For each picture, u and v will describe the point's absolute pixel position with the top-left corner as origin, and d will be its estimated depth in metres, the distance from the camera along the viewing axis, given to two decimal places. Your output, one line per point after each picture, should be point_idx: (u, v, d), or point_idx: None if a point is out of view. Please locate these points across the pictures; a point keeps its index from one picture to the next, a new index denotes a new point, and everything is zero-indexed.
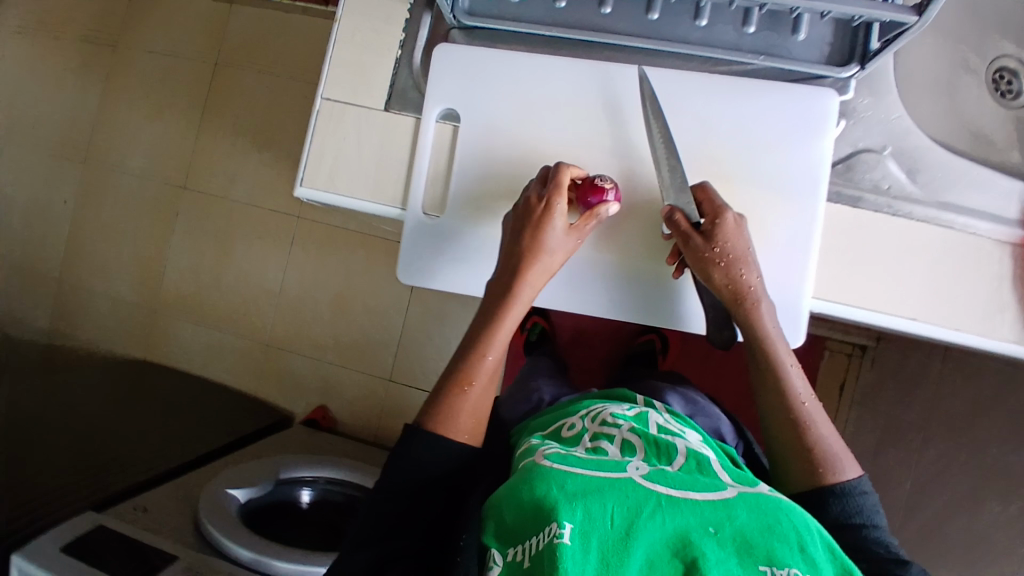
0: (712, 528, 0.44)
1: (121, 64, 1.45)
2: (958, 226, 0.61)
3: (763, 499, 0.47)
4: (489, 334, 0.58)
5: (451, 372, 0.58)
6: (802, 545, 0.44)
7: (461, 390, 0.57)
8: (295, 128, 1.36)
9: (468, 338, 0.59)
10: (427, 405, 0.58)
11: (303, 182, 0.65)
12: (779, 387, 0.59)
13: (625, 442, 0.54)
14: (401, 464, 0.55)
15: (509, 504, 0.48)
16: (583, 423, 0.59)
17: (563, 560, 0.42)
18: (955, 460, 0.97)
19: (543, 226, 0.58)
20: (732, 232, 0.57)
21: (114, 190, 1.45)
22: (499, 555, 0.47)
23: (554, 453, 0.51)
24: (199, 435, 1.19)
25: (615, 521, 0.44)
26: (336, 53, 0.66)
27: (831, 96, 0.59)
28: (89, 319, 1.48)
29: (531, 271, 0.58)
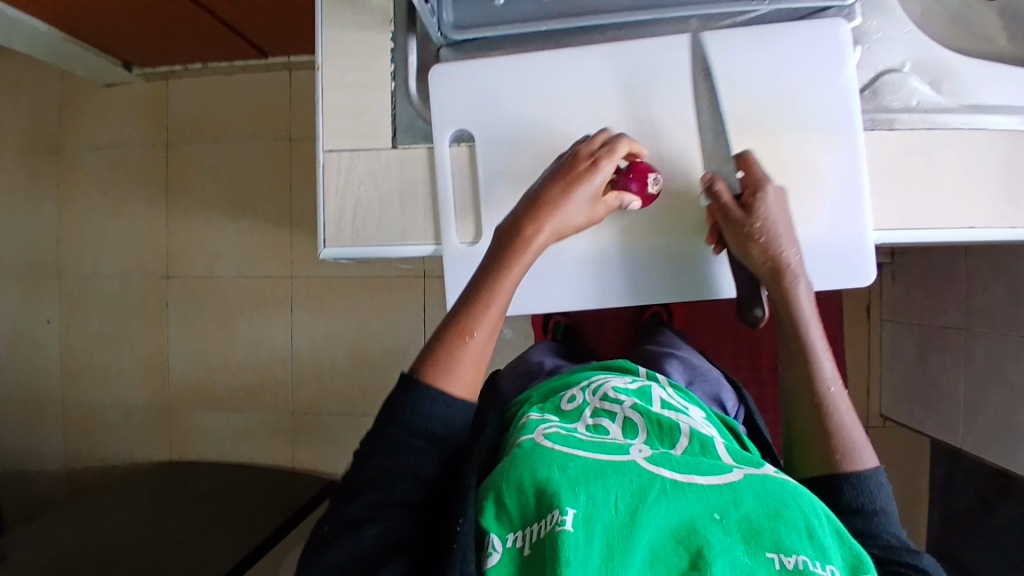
0: (718, 515, 0.40)
1: (70, 169, 1.38)
2: (994, 127, 0.59)
3: (772, 481, 0.42)
4: (494, 284, 0.51)
5: (450, 321, 0.51)
6: (812, 529, 0.39)
7: (462, 340, 0.49)
8: (268, 190, 1.31)
9: (469, 289, 0.52)
10: (424, 353, 0.50)
11: (327, 243, 0.62)
12: (805, 365, 0.54)
13: (626, 422, 0.49)
14: (400, 422, 0.47)
15: (506, 489, 0.42)
16: (584, 394, 0.53)
17: (566, 548, 0.37)
18: (1006, 352, 0.95)
19: (576, 183, 0.54)
20: (773, 205, 0.55)
21: (97, 297, 1.39)
22: (499, 541, 0.42)
23: (555, 433, 0.45)
24: (253, 525, 1.14)
25: (619, 506, 0.40)
26: (328, 102, 0.63)
27: (842, 26, 0.58)
28: (103, 436, 1.41)
29: (547, 223, 0.53)
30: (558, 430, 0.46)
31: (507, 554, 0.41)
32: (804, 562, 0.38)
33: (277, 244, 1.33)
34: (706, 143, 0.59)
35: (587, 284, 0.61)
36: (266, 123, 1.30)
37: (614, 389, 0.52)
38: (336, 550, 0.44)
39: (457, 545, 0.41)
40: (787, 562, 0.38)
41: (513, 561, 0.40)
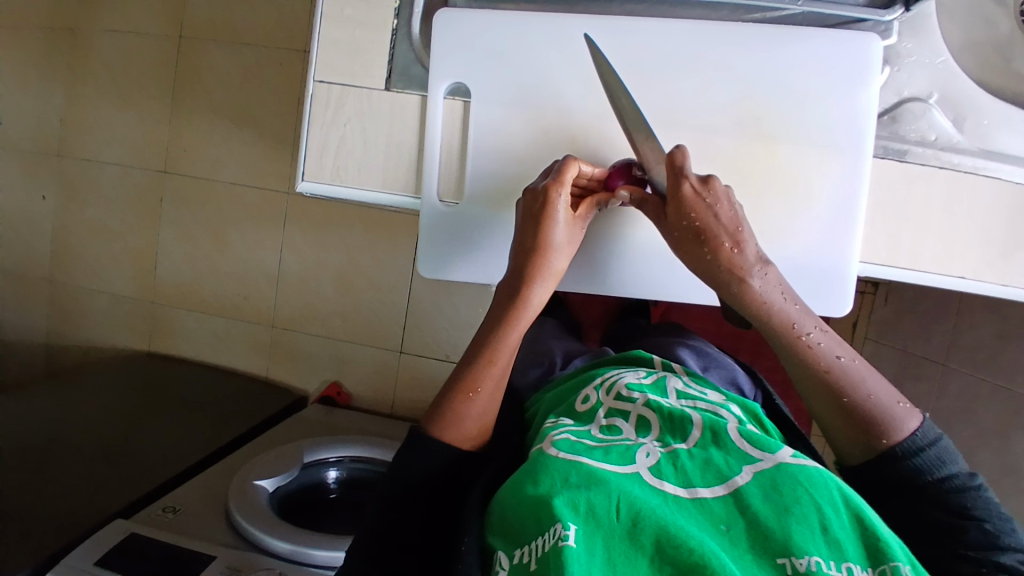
0: (724, 526, 0.40)
1: (78, 47, 1.35)
2: (1005, 175, 0.56)
3: (783, 474, 0.42)
4: (499, 338, 0.54)
5: (455, 378, 0.54)
6: (825, 524, 0.39)
7: (467, 396, 0.53)
8: (274, 103, 1.28)
9: (474, 345, 0.55)
10: (431, 409, 0.54)
11: (305, 177, 0.60)
12: (801, 360, 0.52)
13: (640, 420, 0.49)
14: (408, 467, 0.51)
15: (511, 499, 0.43)
16: (598, 394, 0.54)
17: (569, 562, 0.36)
18: (979, 395, 0.95)
19: (546, 221, 0.53)
20: (694, 205, 0.51)
21: (93, 183, 1.38)
22: (505, 559, 0.41)
23: (563, 440, 0.46)
24: (218, 429, 1.18)
25: (621, 515, 0.39)
26: (324, 31, 0.60)
27: (874, 41, 0.55)
28: (87, 318, 1.43)
29: (540, 273, 0.54)
30: (567, 438, 0.47)
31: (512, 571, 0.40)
32: (817, 563, 0.37)
33: (277, 160, 1.31)
34: (704, 142, 0.56)
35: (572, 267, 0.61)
36: (280, 31, 1.25)
37: (627, 387, 0.53)
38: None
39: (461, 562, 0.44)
40: (800, 564, 0.37)
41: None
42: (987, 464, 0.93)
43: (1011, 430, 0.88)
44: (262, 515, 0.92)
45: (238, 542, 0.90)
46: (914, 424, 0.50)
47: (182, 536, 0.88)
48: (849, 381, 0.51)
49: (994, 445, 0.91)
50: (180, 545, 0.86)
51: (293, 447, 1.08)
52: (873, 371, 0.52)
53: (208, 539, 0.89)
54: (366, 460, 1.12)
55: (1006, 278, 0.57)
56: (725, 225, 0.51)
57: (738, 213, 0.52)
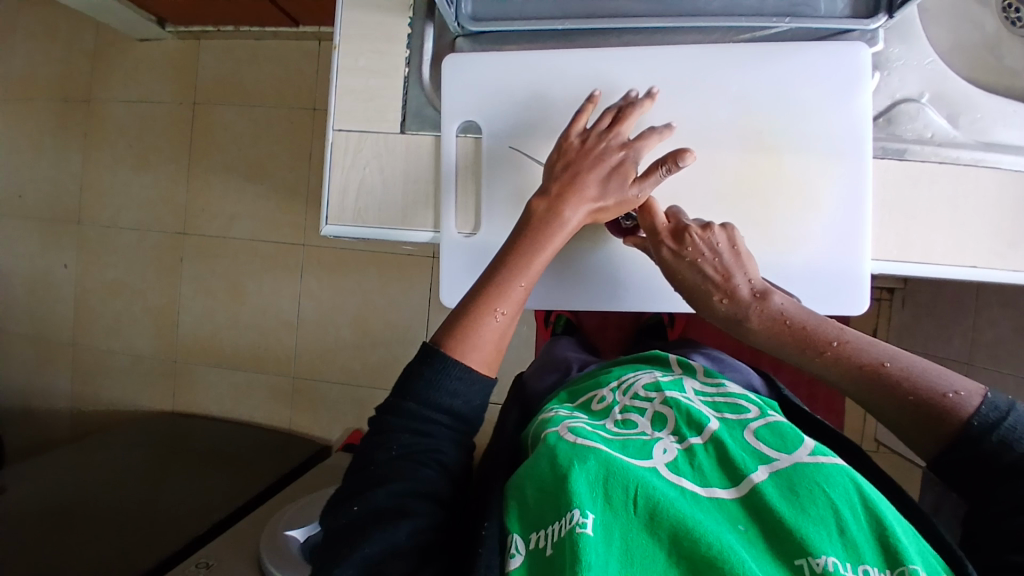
0: (743, 526, 0.40)
1: (97, 120, 1.41)
2: (1005, 165, 0.58)
3: (799, 473, 0.42)
4: (528, 259, 0.51)
5: (477, 296, 0.50)
6: (842, 526, 0.39)
7: (490, 313, 0.49)
8: (287, 158, 1.33)
9: (495, 263, 0.51)
10: (445, 326, 0.49)
11: (329, 220, 0.63)
12: (834, 355, 0.50)
13: (655, 415, 0.50)
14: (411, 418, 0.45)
15: (529, 483, 0.44)
16: (614, 394, 0.55)
17: (586, 552, 0.37)
18: (1006, 391, 0.94)
19: (580, 162, 0.54)
20: (681, 266, 0.56)
21: (114, 247, 1.42)
22: (521, 542, 0.42)
23: (580, 427, 0.47)
24: (243, 483, 1.17)
25: (639, 508, 0.40)
26: (341, 82, 0.64)
27: (862, 50, 0.57)
28: (110, 381, 1.45)
29: (575, 192, 0.53)
30: (581, 426, 0.48)
31: (528, 557, 0.41)
32: (833, 564, 0.37)
33: (291, 212, 1.35)
34: (708, 157, 0.59)
35: (585, 284, 0.63)
36: (289, 91, 1.31)
37: (644, 387, 0.54)
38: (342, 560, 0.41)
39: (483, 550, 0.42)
40: (816, 565, 0.37)
41: (532, 562, 0.40)
42: None
43: None
44: (294, 564, 0.91)
45: None
46: (977, 400, 0.45)
47: None
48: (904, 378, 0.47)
49: None
50: None
51: (321, 495, 1.08)
52: (916, 357, 0.49)
53: None
54: None
55: (1017, 264, 0.58)
56: (710, 276, 0.55)
57: (724, 261, 0.55)
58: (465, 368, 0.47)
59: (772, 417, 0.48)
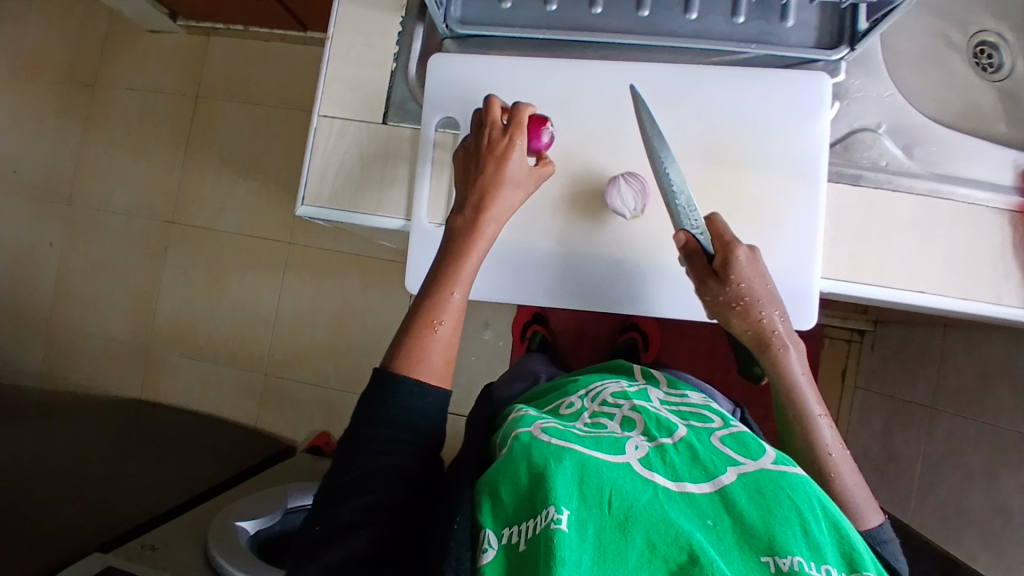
0: (711, 521, 0.41)
1: (98, 103, 1.44)
2: (958, 198, 0.61)
3: (766, 477, 0.43)
4: (454, 270, 0.54)
5: (414, 313, 0.53)
6: (806, 527, 0.39)
7: (429, 329, 0.51)
8: (281, 157, 1.35)
9: (430, 279, 0.54)
10: (391, 346, 0.52)
11: (305, 200, 0.65)
12: (805, 435, 0.56)
13: (625, 418, 0.51)
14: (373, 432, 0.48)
15: (503, 484, 0.43)
16: (582, 401, 0.56)
17: (560, 548, 0.37)
18: (965, 435, 0.95)
19: (502, 160, 0.55)
20: (746, 267, 0.55)
21: (100, 230, 1.43)
22: (494, 537, 0.42)
23: (551, 427, 0.47)
24: (203, 472, 1.16)
25: (613, 508, 0.40)
26: (331, 71, 0.66)
27: (824, 79, 0.60)
28: (81, 362, 1.44)
29: (495, 206, 0.55)
30: (554, 426, 0.48)
31: (502, 550, 0.41)
32: (799, 563, 0.37)
33: (280, 210, 1.36)
34: None
35: (543, 282, 0.63)
36: (289, 92, 1.35)
37: (612, 395, 0.56)
38: (331, 552, 0.45)
39: (452, 541, 0.43)
40: (783, 563, 0.38)
41: (505, 558, 0.41)
42: (976, 505, 0.91)
43: (1000, 466, 0.88)
44: (243, 555, 0.90)
45: None
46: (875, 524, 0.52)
47: (157, 570, 0.84)
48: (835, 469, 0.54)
49: (984, 483, 0.90)
50: None
51: (278, 490, 1.07)
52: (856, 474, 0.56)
53: None
54: None
55: (968, 294, 0.60)
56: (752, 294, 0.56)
57: (760, 291, 0.56)
58: (416, 383, 0.49)
59: (735, 428, 0.49)
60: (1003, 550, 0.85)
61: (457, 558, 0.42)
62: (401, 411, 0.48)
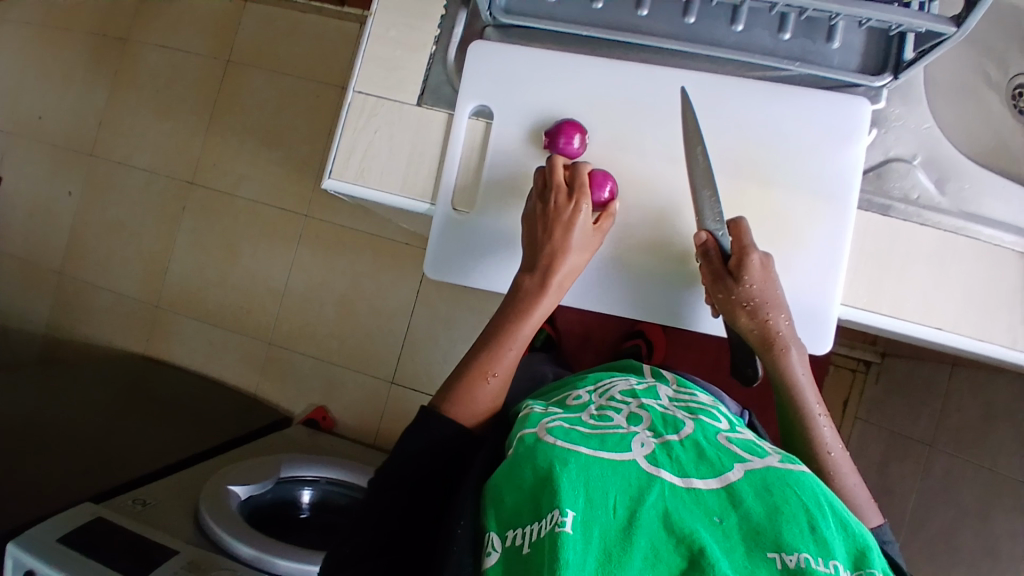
0: (717, 518, 0.40)
1: (131, 59, 1.44)
2: (984, 238, 0.60)
3: (773, 476, 0.42)
4: (516, 319, 0.58)
5: (471, 363, 0.58)
6: (813, 524, 0.39)
7: (483, 380, 0.57)
8: (305, 131, 1.35)
9: (491, 331, 0.59)
10: (444, 391, 0.58)
11: (331, 174, 0.65)
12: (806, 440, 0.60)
13: (631, 413, 0.50)
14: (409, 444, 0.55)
15: (507, 488, 0.44)
16: (590, 395, 0.56)
17: (565, 549, 0.37)
18: (964, 476, 0.94)
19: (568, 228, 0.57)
20: (759, 273, 0.57)
21: (120, 185, 1.44)
22: (497, 541, 0.42)
23: (558, 428, 0.47)
24: (199, 433, 1.16)
25: (618, 510, 0.40)
26: (369, 48, 0.66)
27: (864, 104, 0.60)
28: (89, 314, 1.45)
29: (556, 277, 0.58)
30: (560, 426, 0.47)
31: (503, 554, 0.41)
32: (805, 560, 0.37)
33: (299, 182, 1.36)
34: None
35: None
36: (320, 66, 1.35)
37: (620, 392, 0.55)
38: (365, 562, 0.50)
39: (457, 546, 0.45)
40: (789, 560, 0.37)
41: (507, 561, 0.41)
42: (968, 548, 0.90)
43: (995, 511, 0.87)
44: (232, 520, 0.90)
45: (202, 543, 0.88)
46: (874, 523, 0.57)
47: (147, 526, 0.85)
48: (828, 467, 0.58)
49: (977, 526, 0.89)
50: (145, 535, 0.83)
51: (272, 459, 1.07)
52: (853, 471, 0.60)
53: (174, 535, 0.86)
54: (340, 483, 1.10)
55: (983, 335, 0.59)
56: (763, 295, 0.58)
57: (770, 293, 0.58)
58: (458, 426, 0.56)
59: (741, 432, 0.49)
60: None
61: (461, 559, 0.44)
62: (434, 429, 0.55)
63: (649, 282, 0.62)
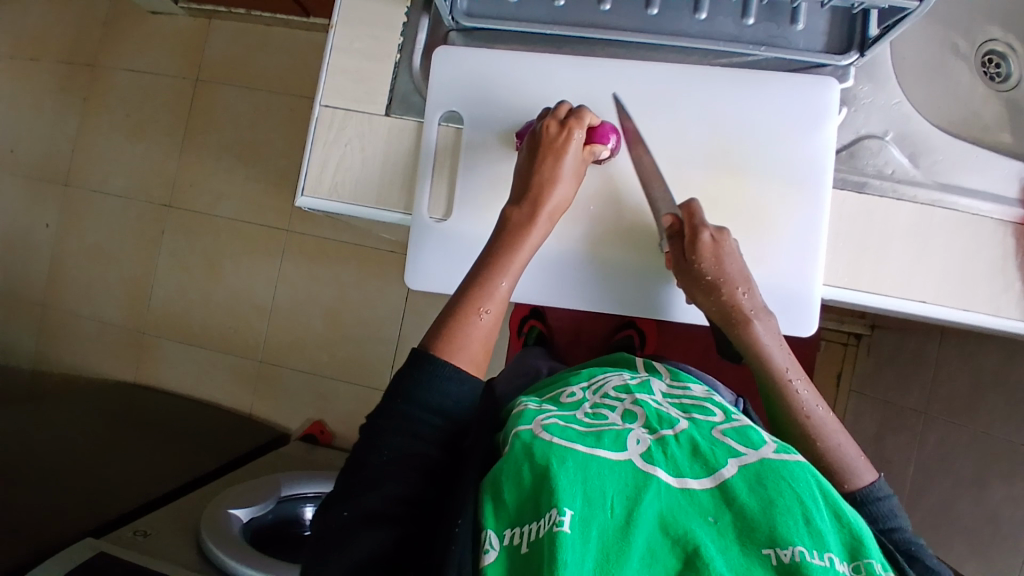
0: (712, 517, 0.40)
1: (99, 84, 1.42)
2: (961, 207, 0.61)
3: (767, 468, 0.42)
4: (508, 257, 0.56)
5: (462, 296, 0.55)
6: (807, 516, 0.39)
7: (475, 316, 0.54)
8: (281, 145, 1.34)
9: (483, 261, 0.56)
10: (435, 327, 0.54)
11: (304, 192, 0.64)
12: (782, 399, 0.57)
13: (626, 411, 0.50)
14: (407, 415, 0.50)
15: (506, 481, 0.43)
16: (584, 393, 0.56)
17: (563, 549, 0.37)
18: (958, 443, 0.95)
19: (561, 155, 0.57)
20: (710, 251, 0.57)
21: (97, 212, 1.42)
22: (495, 539, 0.42)
23: (554, 425, 0.46)
24: (196, 457, 1.15)
25: (616, 509, 0.40)
26: (334, 61, 0.66)
27: (831, 85, 0.60)
28: (76, 345, 1.43)
29: (547, 202, 0.57)
30: (556, 423, 0.47)
31: (503, 553, 0.41)
32: (800, 554, 0.37)
33: (279, 197, 1.35)
34: (674, 170, 0.61)
35: (543, 281, 0.62)
36: (291, 79, 1.34)
37: (614, 388, 0.55)
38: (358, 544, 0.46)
39: (455, 546, 0.43)
40: (784, 555, 0.38)
41: (507, 558, 0.40)
42: (967, 514, 0.91)
43: (991, 476, 0.88)
44: (234, 544, 0.90)
45: (206, 569, 0.87)
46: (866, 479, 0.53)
47: (149, 558, 0.84)
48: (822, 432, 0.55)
49: (975, 492, 0.90)
50: (148, 567, 0.83)
51: (271, 479, 1.07)
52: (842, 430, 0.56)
53: (177, 564, 0.86)
54: None
55: (967, 304, 0.59)
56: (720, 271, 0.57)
57: (728, 268, 0.57)
58: (454, 368, 0.52)
59: (737, 421, 0.48)
60: (994, 560, 0.86)
61: (460, 561, 0.42)
62: (434, 395, 0.50)
63: (630, 276, 0.62)
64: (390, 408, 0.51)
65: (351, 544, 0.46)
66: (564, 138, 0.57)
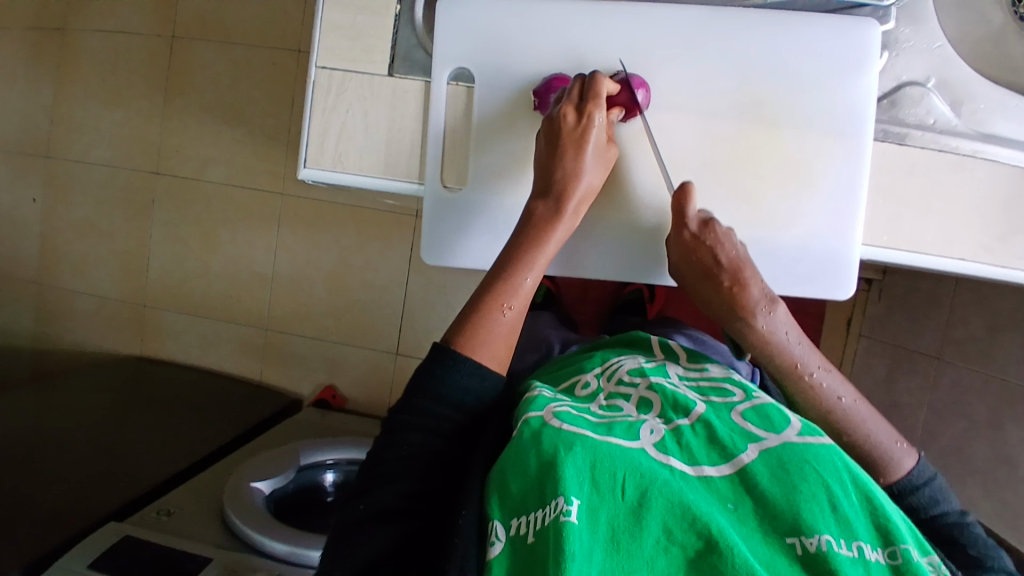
0: (732, 505, 0.40)
1: (68, 47, 1.33)
2: (1003, 158, 0.57)
3: (789, 452, 0.41)
4: (528, 252, 0.53)
5: (483, 292, 0.52)
6: (835, 503, 0.39)
7: (499, 311, 0.51)
8: (266, 104, 1.27)
9: (502, 258, 0.53)
10: (456, 323, 0.52)
11: (306, 163, 0.60)
12: (807, 395, 0.57)
13: (642, 399, 0.48)
14: (425, 409, 0.49)
15: (512, 473, 0.42)
16: (599, 380, 0.54)
17: (570, 539, 0.37)
18: (971, 387, 0.96)
19: (583, 143, 0.53)
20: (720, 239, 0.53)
21: (81, 183, 1.36)
22: (501, 529, 0.41)
23: (565, 412, 0.45)
24: (210, 429, 1.15)
25: (627, 494, 0.39)
26: (327, 16, 0.60)
27: (872, 28, 0.56)
28: (75, 322, 1.41)
29: (572, 198, 0.53)
30: (567, 410, 0.46)
31: (509, 543, 0.40)
32: (827, 543, 0.37)
33: (269, 160, 1.30)
34: (705, 122, 0.57)
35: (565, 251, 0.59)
36: (272, 31, 1.25)
37: (628, 371, 0.52)
38: (370, 539, 0.46)
39: (459, 538, 0.42)
40: (810, 543, 0.37)
41: (513, 549, 0.40)
42: (979, 455, 0.93)
43: (1006, 420, 0.89)
44: (257, 515, 0.90)
45: (234, 543, 0.89)
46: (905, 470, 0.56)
47: (177, 538, 0.85)
48: (849, 423, 0.56)
49: (989, 435, 0.91)
50: (177, 547, 0.84)
51: (288, 448, 1.07)
52: (869, 410, 0.57)
53: (204, 542, 0.87)
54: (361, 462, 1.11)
55: (1005, 260, 0.57)
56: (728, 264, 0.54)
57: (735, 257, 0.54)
58: (475, 364, 0.50)
59: (758, 400, 0.47)
60: (1008, 500, 0.88)
61: (464, 554, 0.41)
62: (456, 390, 0.49)
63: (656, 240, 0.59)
64: (413, 405, 0.49)
65: (363, 538, 0.46)
66: (585, 125, 0.53)
